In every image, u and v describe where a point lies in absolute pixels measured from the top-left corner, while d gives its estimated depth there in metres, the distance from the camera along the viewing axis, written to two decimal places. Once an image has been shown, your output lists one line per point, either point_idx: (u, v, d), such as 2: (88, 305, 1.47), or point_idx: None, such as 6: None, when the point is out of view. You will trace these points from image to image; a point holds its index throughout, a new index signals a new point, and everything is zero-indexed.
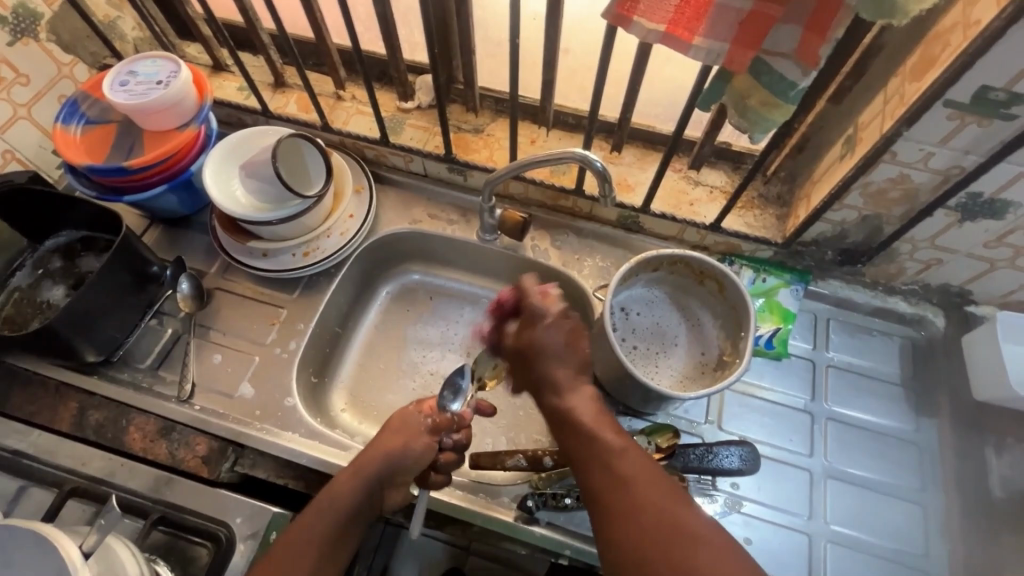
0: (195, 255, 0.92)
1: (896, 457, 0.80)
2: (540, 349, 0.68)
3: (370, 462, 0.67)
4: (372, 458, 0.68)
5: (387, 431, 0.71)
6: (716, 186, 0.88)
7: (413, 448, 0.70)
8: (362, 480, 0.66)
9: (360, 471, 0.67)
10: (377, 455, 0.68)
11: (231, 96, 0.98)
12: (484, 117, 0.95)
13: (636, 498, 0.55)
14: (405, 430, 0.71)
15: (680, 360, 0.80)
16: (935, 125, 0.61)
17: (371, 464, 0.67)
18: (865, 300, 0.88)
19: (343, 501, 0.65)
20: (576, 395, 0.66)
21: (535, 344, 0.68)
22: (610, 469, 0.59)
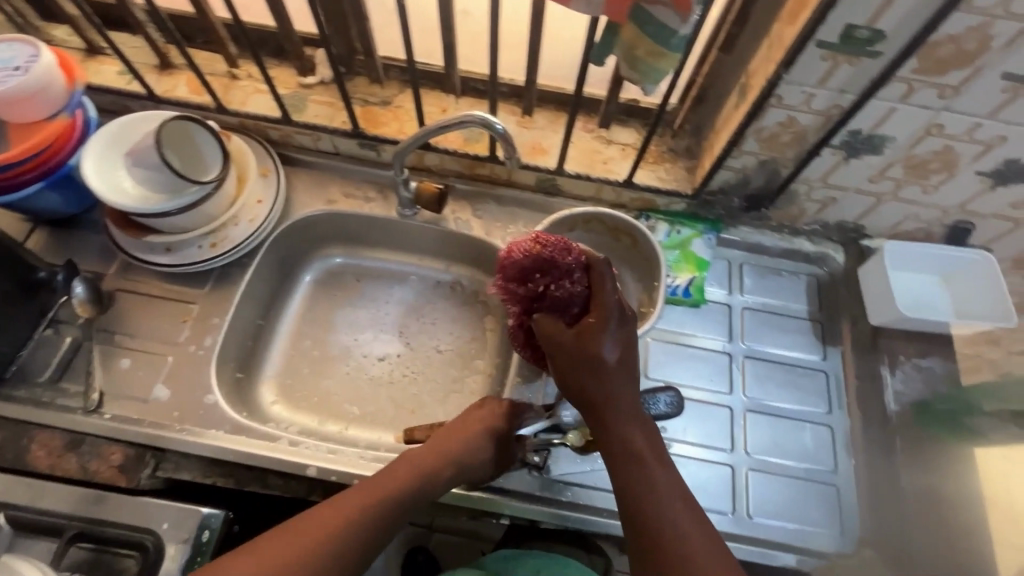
0: (89, 256, 0.85)
1: (808, 386, 0.86)
2: (582, 351, 0.61)
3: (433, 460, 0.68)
4: (438, 455, 0.69)
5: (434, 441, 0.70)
6: (627, 143, 0.90)
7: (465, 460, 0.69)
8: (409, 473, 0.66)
9: (411, 469, 0.66)
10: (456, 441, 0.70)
11: (110, 81, 0.90)
12: (392, 89, 0.92)
13: (643, 477, 0.60)
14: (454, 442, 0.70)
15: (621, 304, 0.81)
16: (811, 66, 0.64)
17: (444, 453, 0.69)
18: (773, 243, 0.92)
19: (385, 492, 0.63)
20: (616, 374, 0.62)
21: (582, 356, 0.61)
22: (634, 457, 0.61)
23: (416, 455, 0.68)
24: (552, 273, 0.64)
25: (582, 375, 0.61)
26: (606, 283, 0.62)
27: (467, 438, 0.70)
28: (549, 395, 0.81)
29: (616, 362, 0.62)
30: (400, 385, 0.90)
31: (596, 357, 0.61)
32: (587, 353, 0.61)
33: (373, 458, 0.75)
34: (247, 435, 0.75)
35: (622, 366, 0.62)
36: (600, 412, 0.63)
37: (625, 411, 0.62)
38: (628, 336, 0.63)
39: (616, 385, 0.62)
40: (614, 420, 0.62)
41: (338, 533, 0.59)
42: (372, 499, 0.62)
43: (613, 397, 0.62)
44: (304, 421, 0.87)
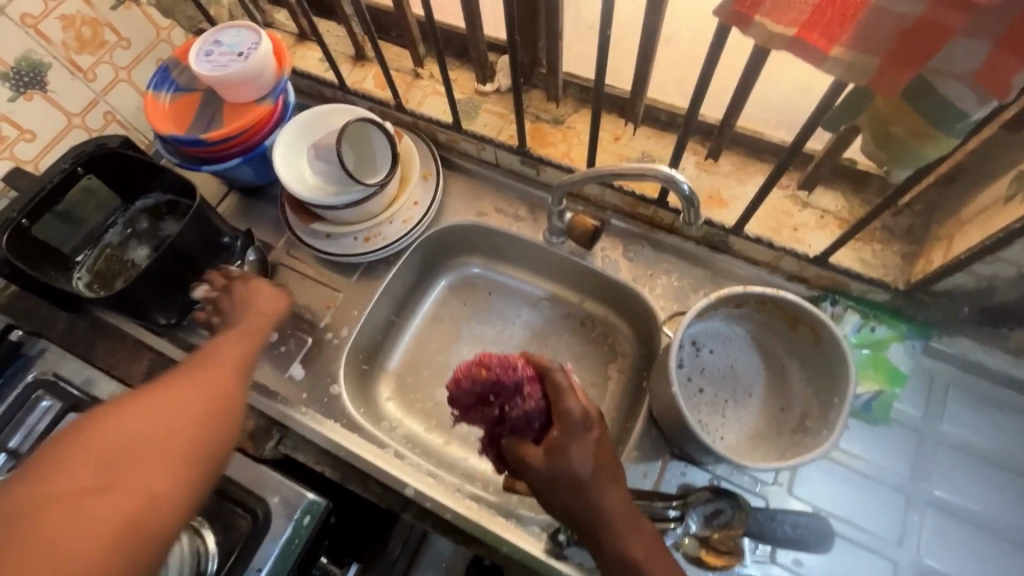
0: (264, 228, 0.93)
1: (1009, 566, 0.66)
2: (556, 474, 0.55)
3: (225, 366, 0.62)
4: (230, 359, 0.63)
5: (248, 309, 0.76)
6: (828, 211, 0.75)
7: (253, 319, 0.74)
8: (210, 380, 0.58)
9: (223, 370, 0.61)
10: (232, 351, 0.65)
11: (312, 68, 0.96)
12: (566, 107, 0.86)
13: None
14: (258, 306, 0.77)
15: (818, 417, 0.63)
16: None
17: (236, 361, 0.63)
18: (1003, 369, 0.71)
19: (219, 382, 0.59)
20: (597, 487, 0.53)
21: (550, 473, 0.55)
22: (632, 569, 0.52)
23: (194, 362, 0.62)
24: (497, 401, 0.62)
25: (563, 495, 0.54)
26: (566, 394, 0.57)
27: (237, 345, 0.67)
28: (667, 483, 0.71)
29: (586, 471, 0.54)
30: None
31: (585, 485, 0.53)
32: (552, 470, 0.55)
33: (469, 494, 0.73)
34: (357, 435, 0.77)
35: (594, 449, 0.55)
36: (591, 531, 0.54)
37: (606, 503, 0.53)
38: (600, 432, 0.57)
39: (603, 485, 0.54)
40: (606, 535, 0.53)
41: (206, 402, 0.55)
42: (211, 392, 0.57)
43: (600, 511, 0.53)
44: (412, 426, 0.88)
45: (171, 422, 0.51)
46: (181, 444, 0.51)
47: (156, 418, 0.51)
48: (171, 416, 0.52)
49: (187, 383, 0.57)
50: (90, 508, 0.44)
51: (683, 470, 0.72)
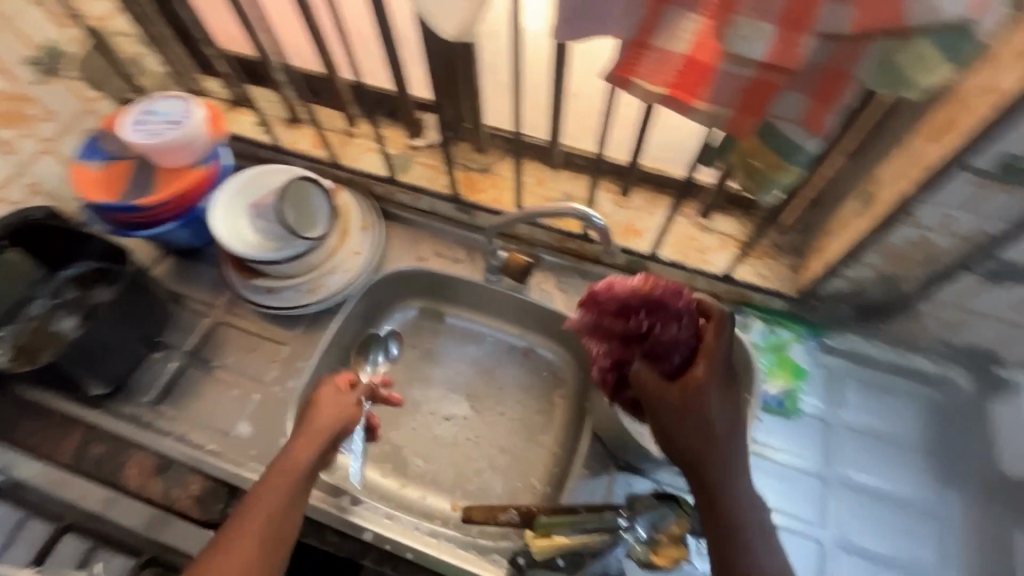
0: (203, 288, 0.93)
1: (914, 530, 0.75)
2: (693, 397, 0.57)
3: (300, 457, 0.64)
4: (322, 428, 0.67)
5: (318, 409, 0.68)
6: (727, 233, 0.85)
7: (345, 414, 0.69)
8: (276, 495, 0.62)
9: (312, 441, 0.66)
10: (324, 425, 0.67)
11: (247, 132, 1.00)
12: (493, 156, 0.95)
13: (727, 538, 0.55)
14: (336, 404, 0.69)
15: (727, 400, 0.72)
16: (957, 190, 0.57)
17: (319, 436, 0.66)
18: (884, 357, 0.83)
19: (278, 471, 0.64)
20: (724, 437, 0.56)
21: (693, 399, 0.57)
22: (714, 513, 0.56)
23: (298, 443, 0.66)
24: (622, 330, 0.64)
25: (685, 423, 0.57)
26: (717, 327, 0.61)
27: (336, 416, 0.68)
28: (616, 496, 0.76)
29: (725, 422, 0.57)
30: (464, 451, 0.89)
31: (705, 422, 0.56)
32: (687, 398, 0.57)
33: (428, 531, 0.74)
34: (311, 487, 0.77)
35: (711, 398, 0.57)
36: (700, 473, 0.56)
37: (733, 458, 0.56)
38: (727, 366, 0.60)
39: (727, 446, 0.56)
40: (710, 471, 0.56)
41: (274, 516, 0.61)
42: (272, 509, 0.61)
43: (719, 457, 0.56)
44: (366, 472, 0.88)
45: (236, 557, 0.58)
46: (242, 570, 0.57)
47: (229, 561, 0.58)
48: (249, 539, 0.59)
49: (257, 502, 0.62)
50: None
51: (628, 480, 0.77)
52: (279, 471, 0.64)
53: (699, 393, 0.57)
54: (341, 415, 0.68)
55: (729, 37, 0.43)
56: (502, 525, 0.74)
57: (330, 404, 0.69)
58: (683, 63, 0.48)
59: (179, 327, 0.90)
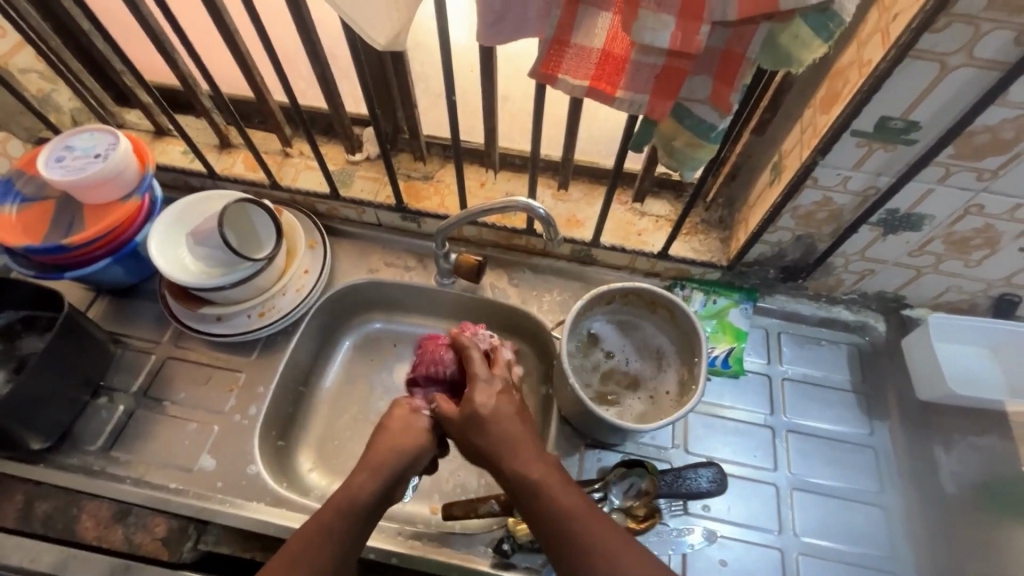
0: (144, 326, 0.89)
1: (854, 462, 0.83)
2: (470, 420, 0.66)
3: (367, 489, 0.62)
4: (385, 458, 0.66)
5: (388, 432, 0.70)
6: (660, 215, 0.92)
7: (418, 441, 0.69)
8: (334, 534, 0.59)
9: (375, 471, 0.65)
10: (387, 451, 0.67)
11: (176, 161, 0.97)
12: (433, 164, 0.97)
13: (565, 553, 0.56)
14: (407, 429, 0.70)
15: (671, 381, 0.81)
16: (847, 152, 0.65)
17: (383, 464, 0.65)
18: (810, 312, 0.92)
19: (344, 499, 0.61)
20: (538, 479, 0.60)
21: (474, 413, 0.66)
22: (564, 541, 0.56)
23: (359, 469, 0.65)
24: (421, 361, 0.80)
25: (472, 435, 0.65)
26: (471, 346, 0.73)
27: (408, 443, 0.68)
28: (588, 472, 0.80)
29: (518, 435, 0.63)
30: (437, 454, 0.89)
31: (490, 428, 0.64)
32: (474, 416, 0.65)
33: (412, 534, 0.74)
34: (284, 509, 0.75)
35: (515, 439, 0.63)
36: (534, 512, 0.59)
37: (575, 529, 0.56)
38: (516, 411, 0.66)
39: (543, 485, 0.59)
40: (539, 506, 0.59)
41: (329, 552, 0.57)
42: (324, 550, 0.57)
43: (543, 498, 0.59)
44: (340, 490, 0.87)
45: None
46: None
47: None
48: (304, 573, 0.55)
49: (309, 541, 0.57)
50: None
51: (598, 455, 0.81)
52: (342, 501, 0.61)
53: (477, 417, 0.65)
54: (417, 442, 0.69)
55: (635, 29, 0.47)
56: (483, 516, 0.75)
57: (409, 431, 0.70)
58: (600, 56, 0.53)
59: (123, 368, 0.86)
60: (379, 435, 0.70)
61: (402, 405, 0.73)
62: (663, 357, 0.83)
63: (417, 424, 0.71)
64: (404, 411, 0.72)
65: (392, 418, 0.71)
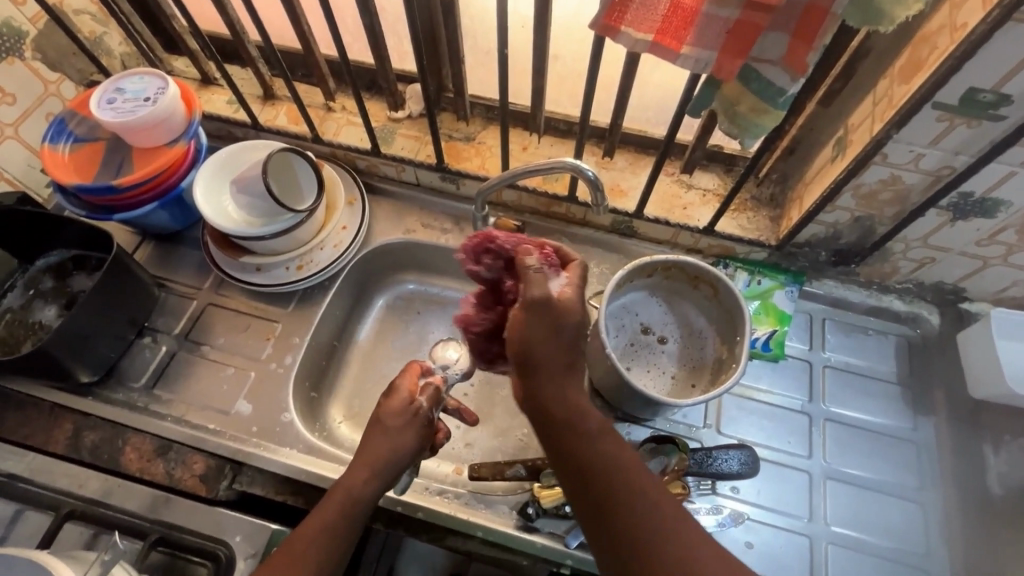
0: (187, 271, 0.91)
1: (894, 456, 0.80)
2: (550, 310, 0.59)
3: (365, 482, 0.64)
4: (382, 459, 0.65)
5: (384, 426, 0.67)
6: (708, 189, 0.88)
7: (417, 435, 0.68)
8: (352, 514, 0.62)
9: (375, 469, 0.64)
10: (384, 451, 0.65)
11: (221, 110, 0.97)
12: (475, 125, 0.95)
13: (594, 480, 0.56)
14: (408, 422, 0.68)
15: (673, 363, 0.81)
16: (924, 126, 0.61)
17: (380, 463, 0.65)
18: (860, 300, 0.88)
19: (350, 497, 0.63)
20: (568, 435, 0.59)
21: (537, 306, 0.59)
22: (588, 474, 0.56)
23: (357, 463, 0.65)
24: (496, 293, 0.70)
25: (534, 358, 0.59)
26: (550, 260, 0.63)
27: (408, 439, 0.67)
28: None
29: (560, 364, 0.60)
30: None
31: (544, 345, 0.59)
32: (530, 356, 0.59)
33: (437, 490, 0.76)
34: (316, 457, 0.77)
35: (563, 372, 0.60)
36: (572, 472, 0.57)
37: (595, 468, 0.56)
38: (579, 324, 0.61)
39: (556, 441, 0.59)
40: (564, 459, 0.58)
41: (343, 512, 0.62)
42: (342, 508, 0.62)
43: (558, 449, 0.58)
44: None
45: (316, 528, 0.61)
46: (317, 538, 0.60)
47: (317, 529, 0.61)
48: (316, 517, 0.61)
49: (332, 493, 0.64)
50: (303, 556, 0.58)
51: (628, 429, 0.81)
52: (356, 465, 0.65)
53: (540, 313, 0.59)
54: (416, 438, 0.68)
55: None
56: (509, 480, 0.75)
57: (406, 424, 0.68)
58: (668, 7, 0.50)
59: (166, 311, 0.88)
60: (375, 428, 0.68)
61: (400, 393, 0.70)
62: (676, 340, 0.82)
63: (415, 415, 0.69)
64: (401, 401, 0.69)
65: (388, 410, 0.68)
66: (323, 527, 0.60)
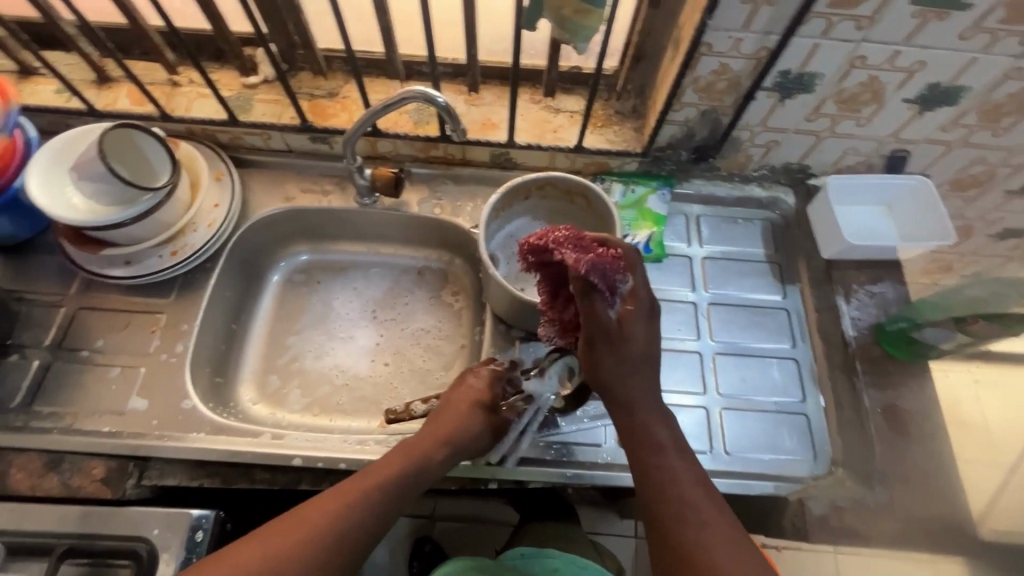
0: (47, 279, 0.84)
1: (771, 325, 0.89)
2: (626, 338, 0.60)
3: (390, 467, 0.64)
4: (439, 438, 0.69)
5: (442, 412, 0.72)
6: (574, 110, 0.92)
7: (468, 424, 0.71)
8: (360, 509, 0.60)
9: (412, 456, 0.66)
10: (436, 435, 0.69)
11: (49, 100, 0.88)
12: (336, 80, 0.93)
13: (667, 481, 0.60)
14: (455, 407, 0.72)
15: None
16: (735, 10, 0.66)
17: (427, 444, 0.68)
18: (726, 193, 0.95)
19: (382, 481, 0.63)
20: (665, 449, 0.62)
21: (623, 348, 0.60)
22: (662, 463, 0.62)
23: (398, 449, 0.67)
24: (600, 267, 0.55)
25: (616, 374, 0.62)
26: (640, 270, 0.61)
27: (464, 423, 0.70)
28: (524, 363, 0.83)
29: (647, 396, 0.63)
30: (382, 357, 0.93)
31: (631, 370, 0.62)
32: (620, 357, 0.61)
33: (358, 440, 0.75)
34: (223, 434, 0.75)
35: (646, 399, 0.64)
36: (645, 467, 0.62)
37: (680, 488, 0.60)
38: (653, 352, 0.63)
39: (651, 449, 0.62)
40: (656, 455, 0.62)
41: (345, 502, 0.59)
42: (357, 501, 0.60)
43: (655, 445, 0.62)
44: (286, 418, 0.88)
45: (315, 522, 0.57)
46: (319, 546, 0.56)
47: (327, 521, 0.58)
48: (325, 504, 0.59)
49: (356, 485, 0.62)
50: (276, 534, 0.56)
51: (533, 346, 0.84)
52: (390, 457, 0.66)
53: (632, 356, 0.61)
54: (461, 424, 0.70)
55: None
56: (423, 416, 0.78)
57: (460, 403, 0.72)
58: None
59: (31, 324, 0.81)
60: (443, 404, 0.73)
61: (475, 376, 0.76)
62: None
63: (473, 391, 0.74)
64: (462, 388, 0.74)
65: (450, 397, 0.73)
66: (339, 501, 0.59)
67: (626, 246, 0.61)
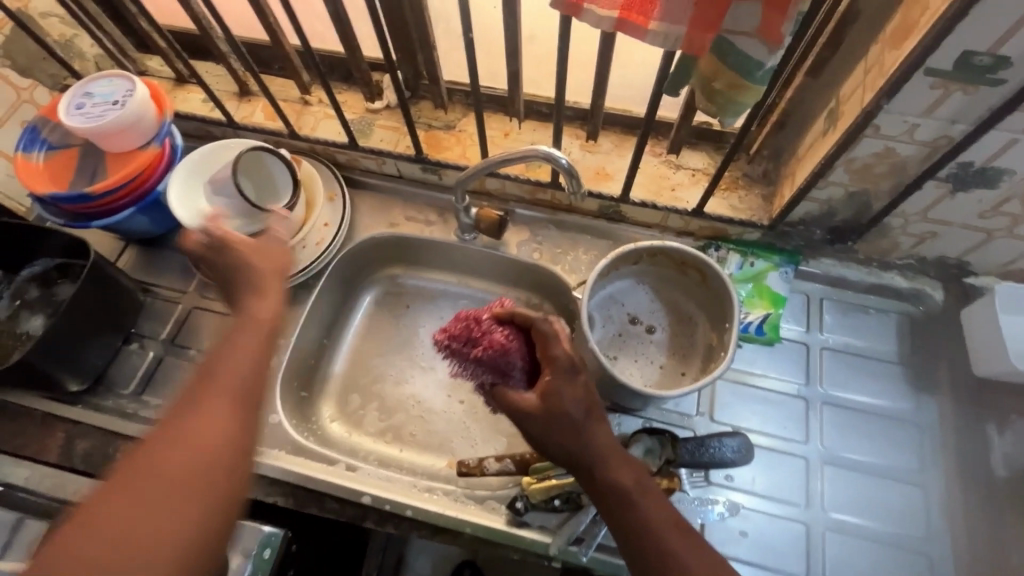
0: (172, 276, 0.91)
1: (895, 438, 0.78)
2: (552, 396, 0.57)
3: (221, 429, 0.54)
4: (231, 390, 0.57)
5: (229, 353, 0.60)
6: (697, 168, 0.85)
7: (246, 368, 0.59)
8: (208, 491, 0.51)
9: (234, 417, 0.56)
10: (221, 377, 0.58)
11: (196, 109, 0.95)
12: (455, 113, 0.92)
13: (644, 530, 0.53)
14: (230, 356, 0.60)
15: (661, 351, 0.79)
16: (918, 94, 0.57)
17: (240, 399, 0.57)
18: (859, 278, 0.85)
19: (216, 452, 0.53)
20: (627, 491, 0.54)
21: (556, 407, 0.56)
22: (634, 512, 0.54)
23: (232, 401, 0.57)
24: (482, 356, 0.63)
25: (556, 427, 0.56)
26: (553, 341, 0.60)
27: (246, 364, 0.59)
28: None
29: (601, 437, 0.56)
30: (459, 394, 0.92)
31: (579, 426, 0.56)
32: (556, 411, 0.56)
33: (426, 488, 0.76)
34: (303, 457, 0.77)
35: (602, 439, 0.56)
36: (620, 515, 0.54)
37: (661, 537, 0.52)
38: (595, 403, 0.58)
39: (615, 490, 0.55)
40: (625, 503, 0.54)
41: (201, 470, 0.51)
42: (201, 466, 0.51)
43: (615, 488, 0.55)
44: (360, 442, 0.89)
45: (167, 491, 0.49)
46: (180, 521, 0.49)
47: (160, 486, 0.49)
48: (169, 478, 0.50)
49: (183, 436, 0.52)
50: (125, 532, 0.47)
51: (619, 420, 0.78)
52: (191, 401, 0.56)
53: (567, 412, 0.56)
54: (241, 370, 0.59)
55: None
56: (495, 475, 0.76)
57: (224, 356, 0.60)
58: None
59: (153, 317, 0.88)
60: (215, 356, 0.61)
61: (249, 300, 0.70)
62: (665, 325, 0.80)
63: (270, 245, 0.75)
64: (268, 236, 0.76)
65: (223, 346, 0.62)
66: (194, 472, 0.51)
67: (534, 320, 0.63)
